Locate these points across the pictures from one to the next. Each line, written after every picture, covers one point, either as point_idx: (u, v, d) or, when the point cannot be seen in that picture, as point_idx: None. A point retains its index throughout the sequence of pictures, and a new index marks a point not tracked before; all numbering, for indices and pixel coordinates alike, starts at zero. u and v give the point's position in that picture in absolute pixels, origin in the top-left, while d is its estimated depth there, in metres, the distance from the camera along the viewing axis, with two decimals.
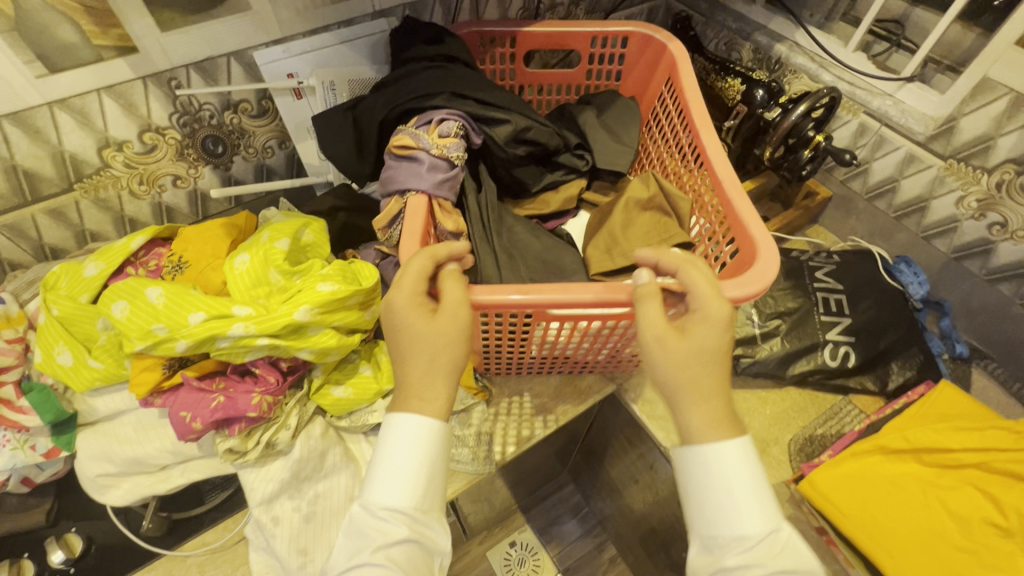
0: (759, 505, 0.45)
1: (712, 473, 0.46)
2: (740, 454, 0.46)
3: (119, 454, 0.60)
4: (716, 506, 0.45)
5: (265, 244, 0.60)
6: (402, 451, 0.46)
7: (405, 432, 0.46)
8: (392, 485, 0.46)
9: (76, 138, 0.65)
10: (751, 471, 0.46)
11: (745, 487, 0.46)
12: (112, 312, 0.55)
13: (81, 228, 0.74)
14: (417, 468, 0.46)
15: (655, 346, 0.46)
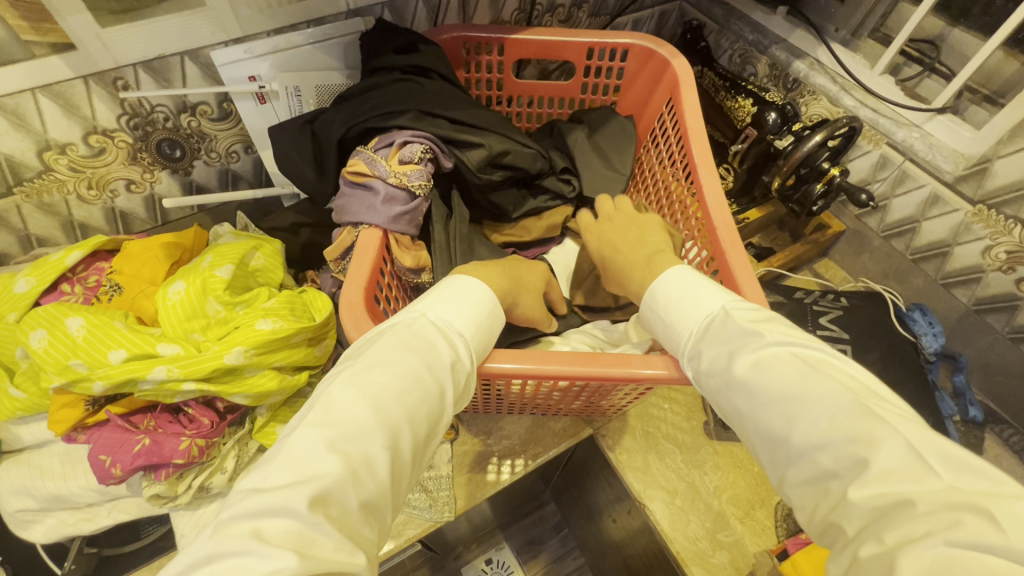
0: (726, 297, 0.44)
1: (669, 297, 0.46)
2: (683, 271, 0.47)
3: (40, 490, 0.55)
4: (680, 317, 0.45)
5: (204, 272, 0.54)
6: (458, 294, 0.44)
7: (461, 287, 0.45)
8: (443, 305, 0.43)
9: (12, 140, 0.60)
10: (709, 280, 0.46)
11: (706, 287, 0.45)
12: (28, 341, 0.50)
13: (26, 232, 0.69)
14: (466, 312, 0.43)
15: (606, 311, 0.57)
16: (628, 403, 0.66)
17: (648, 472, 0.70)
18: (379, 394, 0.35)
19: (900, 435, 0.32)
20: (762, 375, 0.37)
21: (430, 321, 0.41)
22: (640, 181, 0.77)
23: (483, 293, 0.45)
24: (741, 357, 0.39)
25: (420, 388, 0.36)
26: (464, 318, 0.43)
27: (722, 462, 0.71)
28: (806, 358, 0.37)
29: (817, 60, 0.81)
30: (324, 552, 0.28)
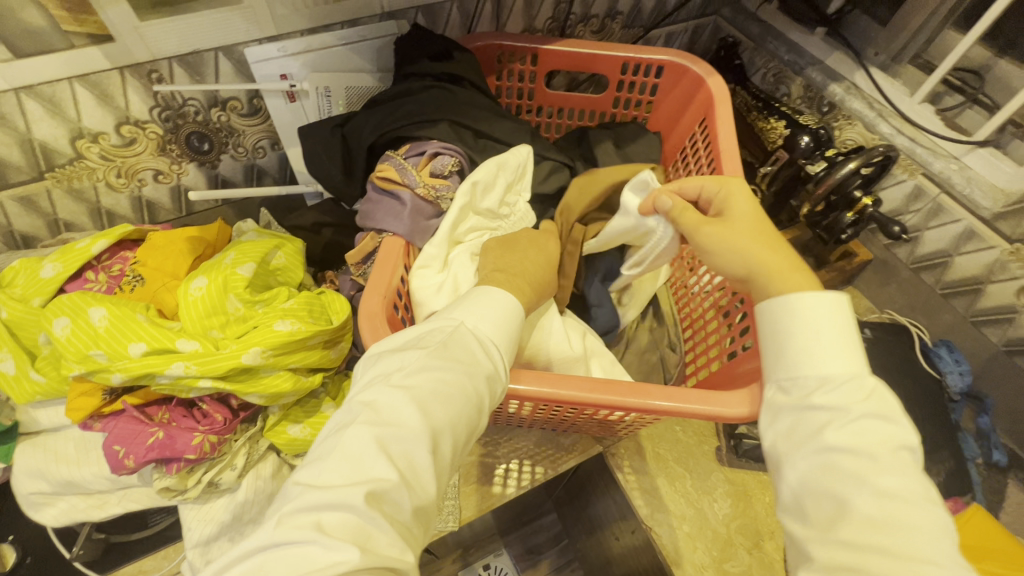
0: (849, 363, 0.37)
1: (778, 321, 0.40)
2: (835, 305, 0.38)
3: (53, 474, 0.55)
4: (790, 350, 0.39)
5: (226, 269, 0.54)
6: (494, 306, 0.42)
7: (494, 300, 0.43)
8: (488, 315, 0.41)
9: (48, 127, 0.61)
10: (853, 326, 0.38)
11: (837, 338, 0.37)
12: (52, 328, 0.50)
13: (54, 217, 0.70)
14: (505, 329, 0.41)
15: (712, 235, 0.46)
16: (639, 423, 0.65)
17: (656, 495, 0.69)
18: (422, 394, 0.34)
19: (929, 517, 0.31)
20: (833, 423, 0.35)
21: (457, 324, 0.39)
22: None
23: (510, 298, 0.44)
24: (829, 404, 0.36)
25: (461, 393, 0.35)
26: (499, 327, 0.41)
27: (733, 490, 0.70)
28: (882, 421, 0.34)
29: (855, 83, 0.80)
30: (380, 547, 0.28)
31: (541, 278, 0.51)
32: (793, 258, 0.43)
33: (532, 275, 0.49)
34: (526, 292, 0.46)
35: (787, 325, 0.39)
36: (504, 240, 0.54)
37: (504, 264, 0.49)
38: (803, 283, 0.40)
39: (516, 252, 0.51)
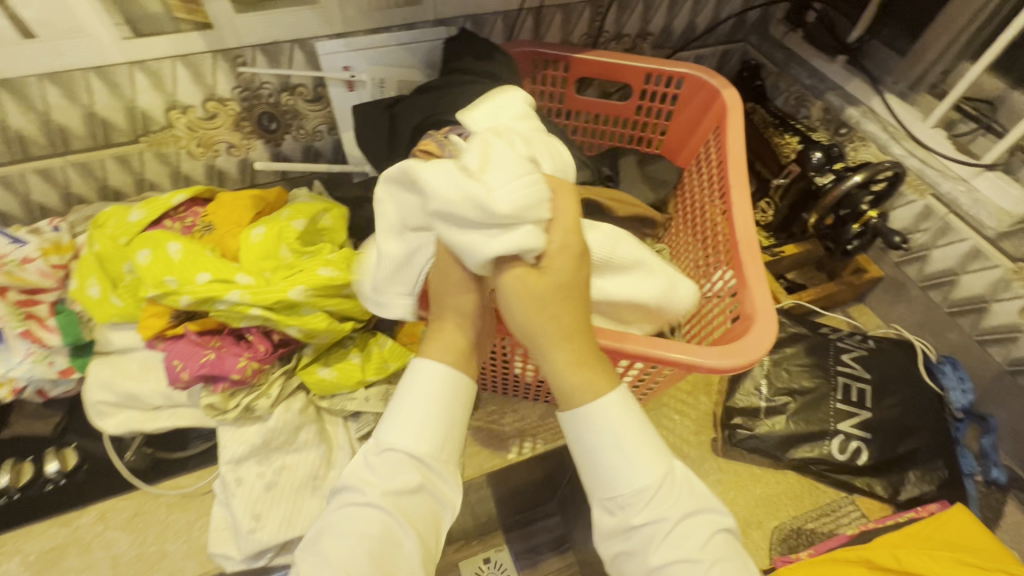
0: (657, 469, 0.44)
1: (591, 421, 0.45)
2: (619, 410, 0.46)
3: (119, 386, 0.64)
4: (609, 464, 0.45)
5: (282, 222, 0.63)
6: (410, 404, 0.48)
7: (415, 387, 0.49)
8: (401, 427, 0.48)
9: (149, 97, 0.72)
10: (647, 424, 0.46)
11: (640, 445, 0.45)
12: (136, 258, 0.60)
13: (141, 176, 0.81)
14: (422, 427, 0.48)
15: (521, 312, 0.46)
16: (637, 398, 0.69)
17: None
18: (344, 546, 0.43)
19: None
20: (648, 535, 0.43)
21: (377, 449, 0.48)
22: (677, 214, 0.81)
23: (434, 372, 0.49)
24: (643, 514, 0.43)
25: (380, 534, 0.44)
26: (416, 437, 0.47)
27: (725, 479, 0.72)
28: (702, 527, 0.43)
29: (871, 108, 0.84)
30: None
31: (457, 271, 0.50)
32: (586, 349, 0.47)
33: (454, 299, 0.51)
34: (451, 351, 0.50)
35: (592, 434, 0.46)
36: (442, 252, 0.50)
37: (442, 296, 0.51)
38: (586, 385, 0.46)
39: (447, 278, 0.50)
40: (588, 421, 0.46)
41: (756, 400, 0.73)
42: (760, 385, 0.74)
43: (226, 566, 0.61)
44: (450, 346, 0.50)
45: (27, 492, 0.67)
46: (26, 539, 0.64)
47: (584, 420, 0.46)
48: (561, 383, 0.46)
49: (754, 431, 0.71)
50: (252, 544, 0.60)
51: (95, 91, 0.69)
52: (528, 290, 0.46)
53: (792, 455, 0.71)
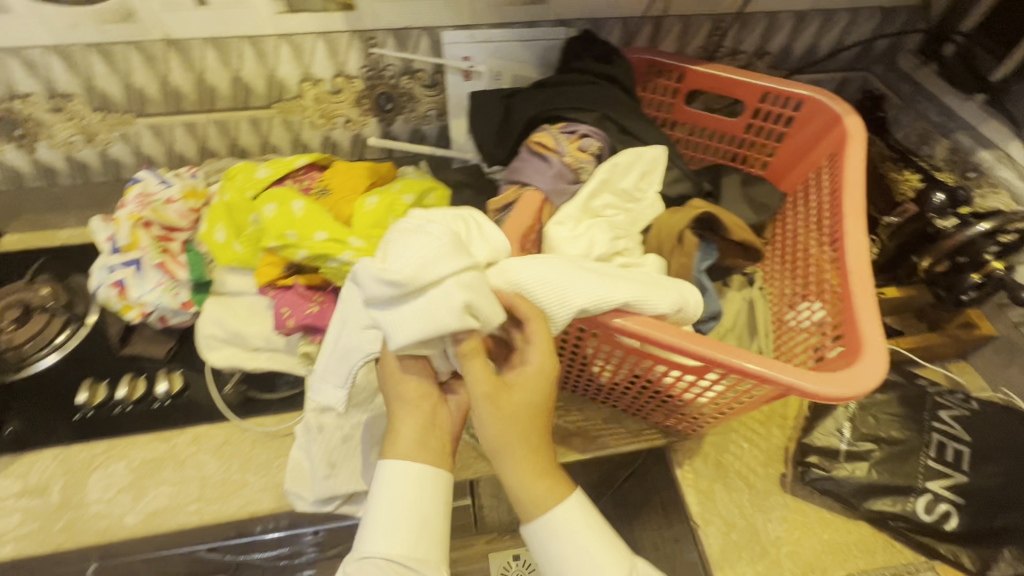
0: (622, 568, 0.49)
1: (556, 531, 0.49)
2: (576, 515, 0.50)
3: (230, 324, 0.71)
4: (574, 573, 0.49)
5: (393, 195, 0.67)
6: (388, 503, 0.51)
7: (389, 488, 0.52)
8: (378, 534, 0.50)
9: (288, 69, 0.79)
10: (598, 525, 0.51)
11: (601, 551, 0.49)
12: (263, 210, 0.66)
13: (266, 140, 0.88)
14: (401, 526, 0.50)
15: (489, 410, 0.48)
16: (712, 418, 0.68)
17: (710, 498, 0.71)
18: None
19: None
20: None
21: (361, 555, 0.50)
22: (774, 238, 0.79)
23: (403, 471, 0.52)
24: None
25: None
26: (397, 540, 0.50)
27: (791, 518, 0.69)
28: None
29: (1008, 154, 0.78)
30: None
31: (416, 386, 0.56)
32: (548, 463, 0.51)
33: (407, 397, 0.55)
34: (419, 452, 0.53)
35: (556, 545, 0.49)
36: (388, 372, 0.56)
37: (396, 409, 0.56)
38: (553, 496, 0.50)
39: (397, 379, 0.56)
40: (552, 534, 0.50)
41: (837, 442, 0.70)
42: (843, 428, 0.70)
43: (301, 506, 0.65)
44: (411, 446, 0.54)
45: (139, 406, 0.75)
46: (134, 447, 0.71)
47: (546, 530, 0.50)
48: (522, 493, 0.50)
49: (830, 472, 0.68)
50: (325, 489, 0.65)
51: (245, 57, 0.77)
52: (504, 404, 0.49)
53: (869, 506, 0.67)
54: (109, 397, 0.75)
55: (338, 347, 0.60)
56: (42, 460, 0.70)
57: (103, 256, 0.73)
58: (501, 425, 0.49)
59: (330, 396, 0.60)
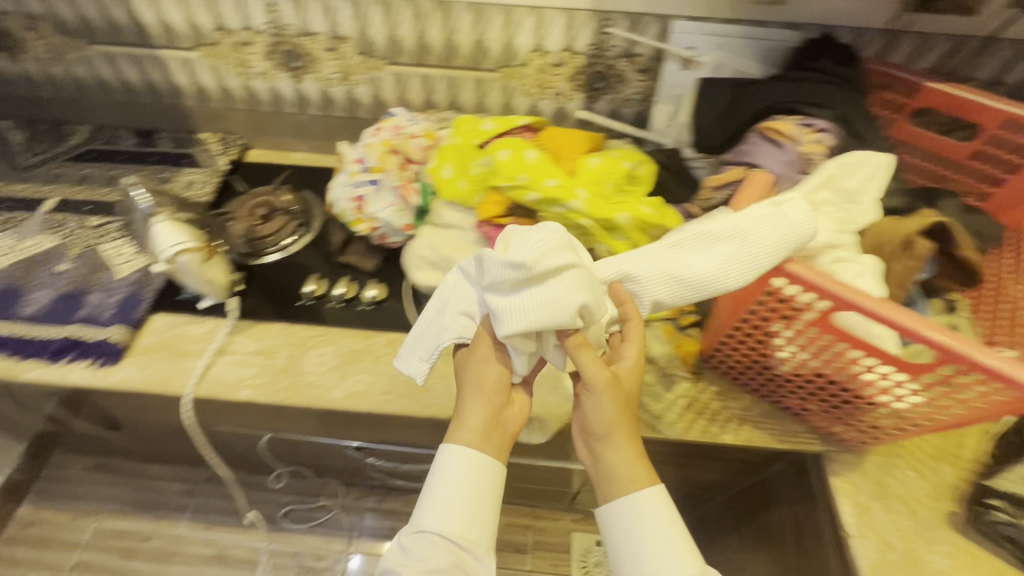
0: (682, 563, 0.53)
1: (628, 518, 0.56)
2: (651, 503, 0.56)
3: (441, 251, 0.81)
4: (637, 555, 0.55)
5: (614, 160, 0.73)
6: (441, 483, 0.60)
7: (445, 469, 0.61)
8: (431, 510, 0.59)
9: (525, 38, 0.88)
10: (664, 518, 0.55)
11: (665, 541, 0.54)
12: (498, 154, 0.74)
13: (481, 101, 0.98)
14: (448, 507, 0.59)
15: (604, 395, 0.56)
16: (892, 433, 0.67)
17: (868, 514, 0.69)
18: None
19: None
20: None
21: (414, 528, 0.60)
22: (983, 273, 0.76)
23: (462, 454, 0.61)
24: None
25: None
26: (444, 520, 0.58)
27: (956, 556, 0.66)
28: None
29: None
30: None
31: (498, 374, 0.64)
32: (641, 449, 0.59)
33: (486, 384, 0.64)
34: (486, 441, 0.62)
35: (628, 528, 0.56)
36: (466, 356, 0.66)
37: (471, 394, 0.64)
38: (642, 481, 0.57)
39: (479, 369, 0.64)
40: (631, 516, 0.56)
41: None
42: None
43: None
44: (480, 437, 0.62)
45: (349, 305, 0.87)
46: (342, 336, 0.84)
47: (630, 510, 0.56)
48: (621, 472, 0.57)
49: (1017, 520, 0.64)
50: None
51: (493, 23, 0.87)
52: (620, 389, 0.57)
53: None
54: (326, 291, 0.88)
55: (428, 328, 0.69)
56: (272, 330, 0.84)
57: (343, 175, 0.87)
58: (611, 409, 0.57)
59: (410, 365, 0.68)
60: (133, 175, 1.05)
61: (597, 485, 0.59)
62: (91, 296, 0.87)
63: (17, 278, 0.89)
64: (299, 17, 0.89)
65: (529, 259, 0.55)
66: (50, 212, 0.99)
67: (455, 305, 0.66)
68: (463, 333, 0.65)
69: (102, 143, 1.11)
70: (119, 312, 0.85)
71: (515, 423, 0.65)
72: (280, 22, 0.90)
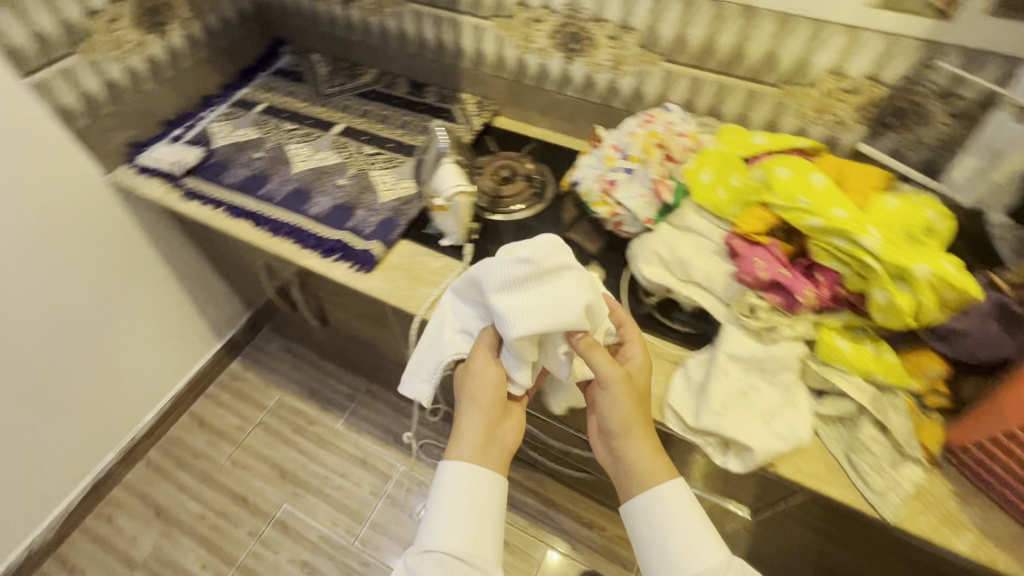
0: (712, 550, 0.65)
1: (651, 510, 0.69)
2: (673, 495, 0.69)
3: (679, 252, 0.80)
4: (665, 542, 0.67)
5: (915, 207, 0.68)
6: (439, 502, 0.71)
7: (441, 493, 0.72)
8: (433, 527, 0.69)
9: (825, 58, 0.83)
10: (685, 509, 0.68)
11: (692, 529, 0.67)
12: (779, 172, 0.73)
13: (745, 113, 0.95)
14: (449, 519, 0.69)
15: (618, 396, 0.69)
16: None
17: None
18: None
19: None
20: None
21: (421, 549, 0.68)
22: None
23: (462, 471, 0.72)
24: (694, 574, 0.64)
25: None
26: (446, 538, 0.68)
27: None
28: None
29: None
30: None
31: (500, 389, 0.77)
32: (655, 448, 0.72)
33: (484, 399, 0.76)
34: (485, 453, 0.75)
35: (653, 518, 0.69)
36: (465, 378, 0.79)
37: (472, 410, 0.76)
38: (661, 476, 0.70)
39: (479, 392, 0.77)
40: (654, 509, 0.69)
41: None
42: None
43: (672, 426, 0.75)
44: (480, 454, 0.74)
45: None
46: None
47: (652, 502, 0.69)
48: (643, 468, 0.71)
49: None
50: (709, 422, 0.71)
51: (795, 36, 0.83)
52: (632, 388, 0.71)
53: None
54: None
55: (427, 352, 0.85)
56: None
57: (595, 157, 0.93)
58: (626, 406, 0.71)
59: (415, 388, 0.85)
60: (403, 118, 1.21)
61: (621, 480, 0.73)
62: (360, 211, 1.02)
63: (308, 182, 1.08)
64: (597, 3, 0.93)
65: (527, 271, 0.71)
66: (338, 135, 1.18)
67: (454, 325, 0.83)
68: (460, 350, 0.81)
69: (383, 87, 1.29)
70: (379, 229, 0.99)
71: (510, 437, 0.78)
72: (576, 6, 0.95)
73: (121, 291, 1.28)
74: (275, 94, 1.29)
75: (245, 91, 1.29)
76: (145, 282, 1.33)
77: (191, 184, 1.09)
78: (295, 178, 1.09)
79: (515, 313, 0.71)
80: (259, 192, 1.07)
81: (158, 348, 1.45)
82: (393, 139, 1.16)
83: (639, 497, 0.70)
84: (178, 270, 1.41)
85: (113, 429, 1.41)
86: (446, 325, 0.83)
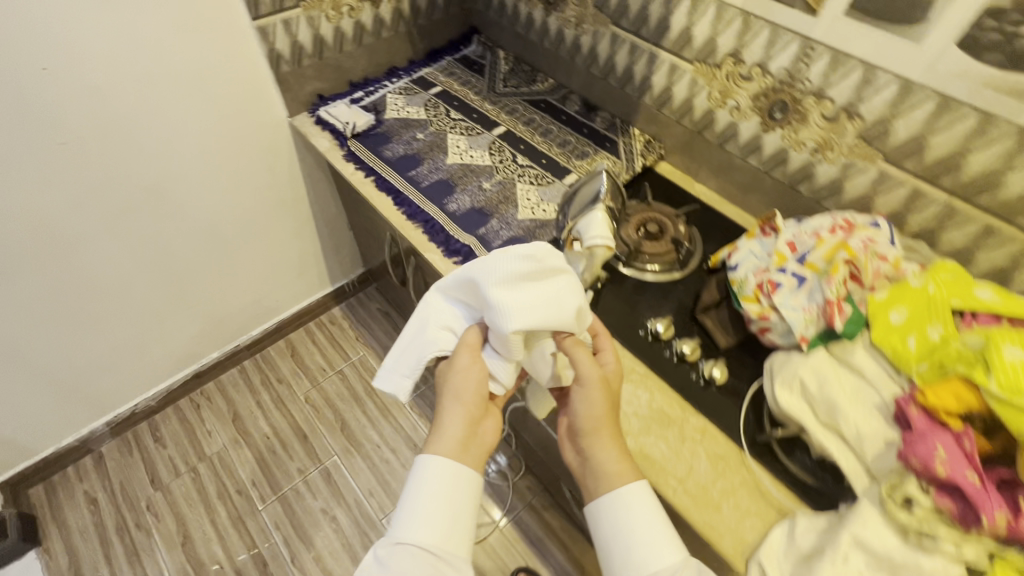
0: (677, 554, 0.63)
1: (612, 508, 0.67)
2: (640, 492, 0.67)
3: (832, 391, 0.67)
4: (628, 544, 0.65)
5: None
6: (411, 495, 0.69)
7: (414, 487, 0.70)
8: (404, 520, 0.68)
9: None
10: (655, 513, 0.65)
11: (660, 534, 0.64)
12: (1006, 350, 0.57)
13: (969, 249, 0.77)
14: (421, 510, 0.68)
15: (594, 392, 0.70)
16: None
17: None
18: None
19: None
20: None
21: (391, 543, 0.66)
22: None
23: (438, 463, 0.70)
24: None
25: None
26: (419, 533, 0.66)
27: None
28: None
29: None
30: None
31: (482, 389, 0.75)
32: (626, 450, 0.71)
33: (467, 395, 0.75)
34: (463, 451, 0.72)
35: (617, 517, 0.66)
36: (445, 374, 0.76)
37: (450, 405, 0.75)
38: (627, 477, 0.68)
39: (458, 385, 0.75)
40: (617, 509, 0.66)
41: None
42: None
43: None
44: (461, 453, 0.72)
45: (683, 365, 0.82)
46: (662, 392, 0.80)
47: (617, 504, 0.66)
48: (612, 469, 0.69)
49: None
50: None
51: None
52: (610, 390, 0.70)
53: None
54: (670, 337, 0.84)
55: (410, 346, 0.81)
56: None
57: (763, 248, 0.82)
58: (601, 408, 0.70)
59: (394, 384, 0.80)
60: (564, 137, 1.17)
61: (589, 484, 0.71)
62: (494, 220, 1.01)
63: (455, 177, 1.09)
64: (824, 78, 0.80)
65: (529, 267, 0.70)
66: (497, 137, 1.17)
67: (437, 322, 0.80)
68: (444, 347, 0.78)
69: (555, 99, 1.26)
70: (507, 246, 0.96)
71: (490, 435, 0.76)
72: (799, 74, 0.83)
73: (268, 220, 1.40)
74: (453, 80, 1.31)
75: (427, 71, 1.33)
76: (290, 218, 1.45)
77: (354, 147, 1.14)
78: (445, 169, 1.10)
79: (512, 308, 0.68)
80: (408, 173, 1.09)
81: (282, 276, 1.58)
82: (548, 156, 1.13)
83: (602, 498, 0.68)
84: (320, 215, 1.52)
85: (224, 334, 1.57)
86: (432, 321, 0.80)
